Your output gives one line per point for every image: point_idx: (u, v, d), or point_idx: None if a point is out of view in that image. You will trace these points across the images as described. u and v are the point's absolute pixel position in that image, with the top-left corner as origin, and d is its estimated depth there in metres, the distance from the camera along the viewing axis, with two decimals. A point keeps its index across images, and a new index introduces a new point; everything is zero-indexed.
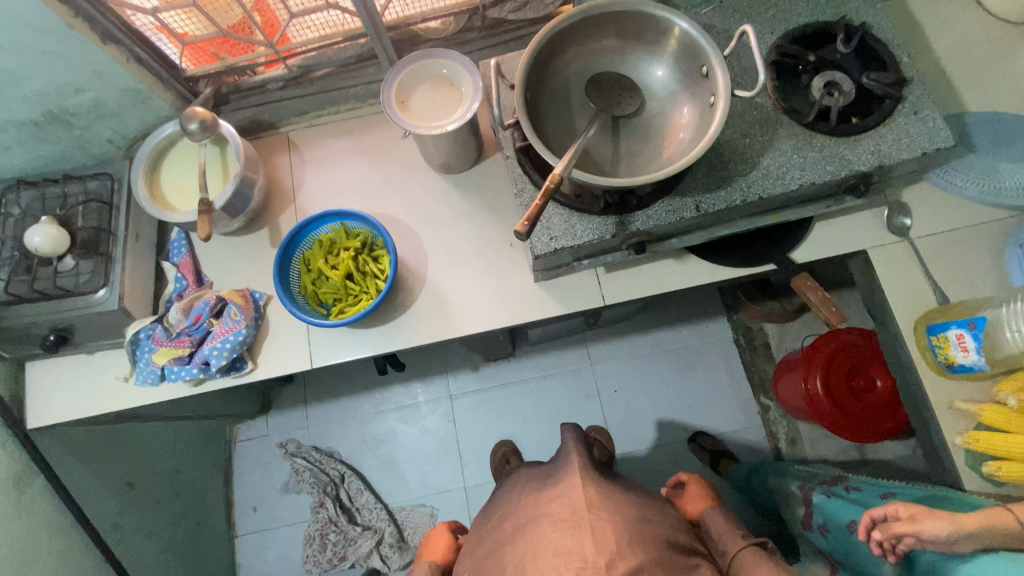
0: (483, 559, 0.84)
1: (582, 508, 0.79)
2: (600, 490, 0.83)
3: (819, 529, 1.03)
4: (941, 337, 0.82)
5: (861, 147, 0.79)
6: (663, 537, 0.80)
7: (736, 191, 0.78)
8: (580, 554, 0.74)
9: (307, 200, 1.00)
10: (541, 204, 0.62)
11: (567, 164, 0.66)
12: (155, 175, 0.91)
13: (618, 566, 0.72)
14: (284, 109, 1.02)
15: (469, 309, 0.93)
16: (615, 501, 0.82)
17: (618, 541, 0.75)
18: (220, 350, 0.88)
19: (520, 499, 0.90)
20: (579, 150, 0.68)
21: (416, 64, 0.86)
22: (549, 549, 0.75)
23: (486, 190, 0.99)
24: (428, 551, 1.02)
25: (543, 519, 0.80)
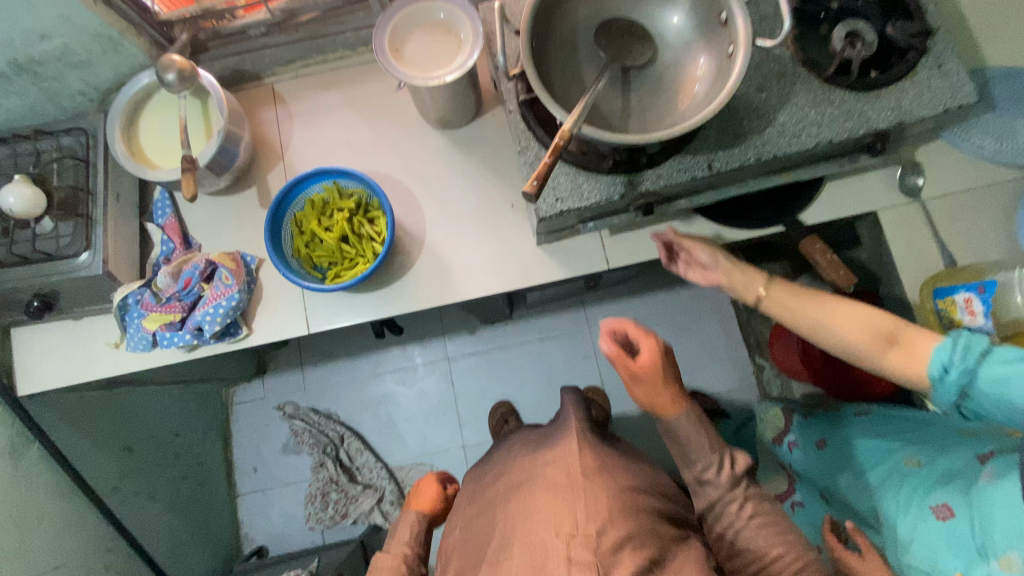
0: (474, 517, 0.84)
1: (576, 473, 0.77)
2: (597, 456, 0.82)
3: (789, 445, 1.09)
4: (947, 302, 0.81)
5: (882, 102, 0.75)
6: (653, 506, 0.79)
7: (750, 149, 0.75)
8: (571, 519, 0.71)
9: (296, 157, 0.95)
10: (550, 163, 0.59)
11: (576, 119, 0.63)
12: (133, 130, 0.86)
13: (610, 534, 0.70)
14: (267, 58, 0.95)
15: (469, 272, 0.91)
16: (608, 467, 0.81)
17: (609, 508, 0.73)
18: (213, 316, 0.85)
19: (518, 459, 0.90)
20: (587, 105, 0.65)
21: (412, 8, 0.80)
22: (539, 515, 0.73)
23: (486, 147, 0.94)
24: (413, 500, 0.98)
25: (538, 482, 0.79)
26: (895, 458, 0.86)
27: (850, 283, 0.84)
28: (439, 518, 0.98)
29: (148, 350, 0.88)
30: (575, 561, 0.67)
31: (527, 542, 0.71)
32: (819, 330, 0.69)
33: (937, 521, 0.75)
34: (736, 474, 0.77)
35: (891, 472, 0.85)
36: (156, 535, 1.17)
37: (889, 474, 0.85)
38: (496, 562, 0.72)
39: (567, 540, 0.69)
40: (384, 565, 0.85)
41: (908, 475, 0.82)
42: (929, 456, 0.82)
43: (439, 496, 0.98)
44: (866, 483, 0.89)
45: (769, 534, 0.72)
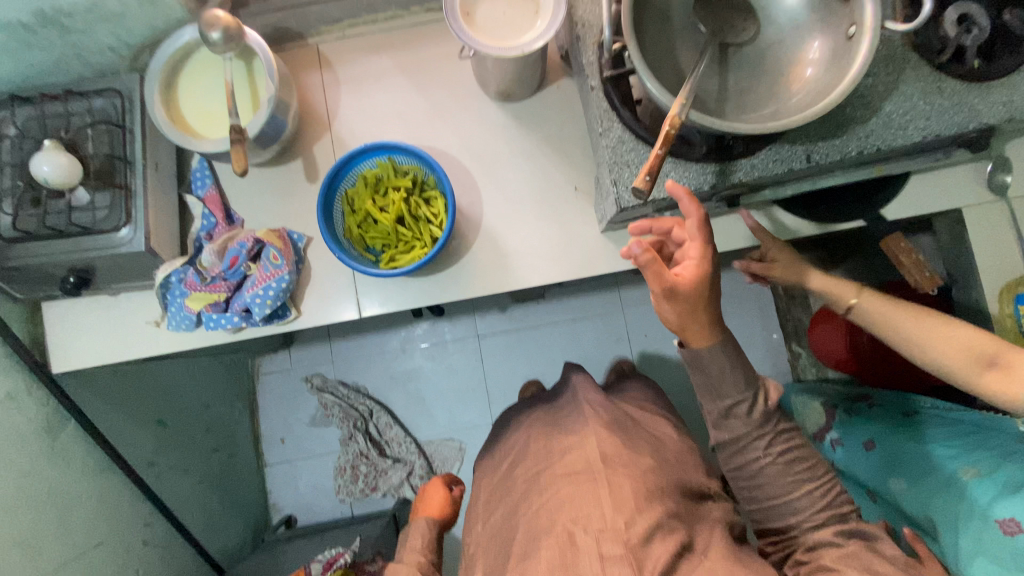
0: (503, 511, 0.83)
1: (598, 463, 0.76)
2: (617, 443, 0.81)
3: (831, 442, 1.11)
4: None
5: (993, 96, 0.70)
6: (676, 488, 0.77)
7: (852, 140, 0.69)
8: (598, 512, 0.70)
9: (344, 128, 0.89)
10: (661, 154, 0.53)
11: (684, 104, 0.57)
12: (172, 95, 0.79)
13: (640, 524, 0.68)
14: (313, 15, 0.87)
15: (528, 259, 0.87)
16: (629, 453, 0.79)
17: (635, 496, 0.71)
18: (262, 299, 0.81)
19: (532, 447, 0.89)
20: (692, 88, 0.59)
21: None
22: (563, 509, 0.72)
23: (549, 123, 0.88)
24: (422, 507, 0.97)
25: (560, 474, 0.78)
26: (951, 468, 0.84)
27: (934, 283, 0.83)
28: (447, 523, 0.97)
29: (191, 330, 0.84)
30: (607, 555, 0.65)
31: (553, 535, 0.69)
32: (914, 346, 0.70)
33: (1002, 536, 0.74)
34: (768, 409, 0.72)
35: (946, 483, 0.83)
36: (190, 507, 1.17)
37: (941, 486, 0.84)
38: (523, 557, 0.71)
39: (596, 535, 0.67)
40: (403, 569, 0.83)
41: (968, 487, 0.80)
42: (990, 471, 0.79)
43: (447, 502, 0.99)
44: (917, 490, 0.88)
45: (792, 478, 0.71)
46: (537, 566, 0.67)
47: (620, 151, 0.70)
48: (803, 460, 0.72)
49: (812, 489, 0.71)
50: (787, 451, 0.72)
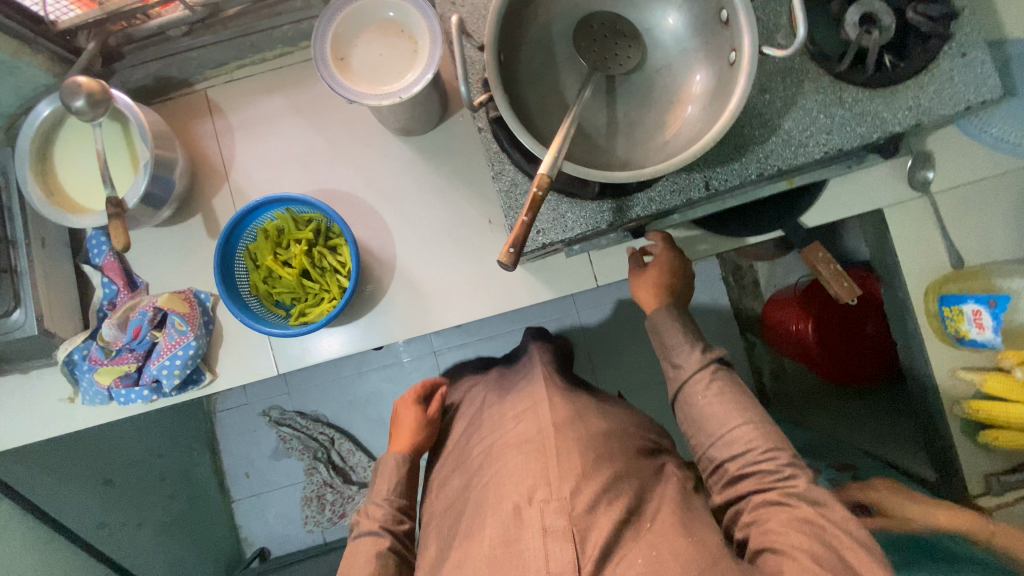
0: (456, 494, 0.76)
1: (551, 427, 0.71)
2: (567, 405, 0.77)
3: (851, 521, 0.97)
4: (955, 310, 0.79)
5: (899, 101, 0.67)
6: (630, 449, 0.73)
7: (752, 163, 0.67)
8: (545, 480, 0.65)
9: (242, 177, 0.84)
10: (528, 221, 0.51)
11: (553, 160, 0.54)
12: (49, 165, 0.75)
13: (585, 493, 0.63)
14: (195, 62, 0.82)
15: (447, 297, 0.84)
16: (580, 416, 0.76)
17: (584, 463, 0.66)
18: (170, 369, 0.78)
19: (484, 414, 0.84)
20: (566, 136, 0.56)
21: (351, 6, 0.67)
22: (508, 478, 0.67)
23: (456, 154, 0.84)
24: (392, 439, 0.88)
25: (511, 439, 0.72)
26: None
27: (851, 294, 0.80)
28: (425, 446, 0.88)
29: (105, 404, 0.82)
30: (550, 529, 0.59)
31: (497, 511, 0.64)
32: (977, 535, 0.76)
33: None
34: (707, 358, 0.72)
35: None
36: (148, 561, 1.16)
37: None
38: (468, 537, 0.65)
39: (540, 508, 0.62)
40: (371, 526, 0.76)
41: None
42: None
43: (421, 423, 0.90)
44: None
45: (731, 427, 0.67)
46: (480, 545, 0.62)
47: (514, 195, 0.68)
48: (743, 402, 0.68)
49: (752, 431, 0.66)
50: (727, 396, 0.69)
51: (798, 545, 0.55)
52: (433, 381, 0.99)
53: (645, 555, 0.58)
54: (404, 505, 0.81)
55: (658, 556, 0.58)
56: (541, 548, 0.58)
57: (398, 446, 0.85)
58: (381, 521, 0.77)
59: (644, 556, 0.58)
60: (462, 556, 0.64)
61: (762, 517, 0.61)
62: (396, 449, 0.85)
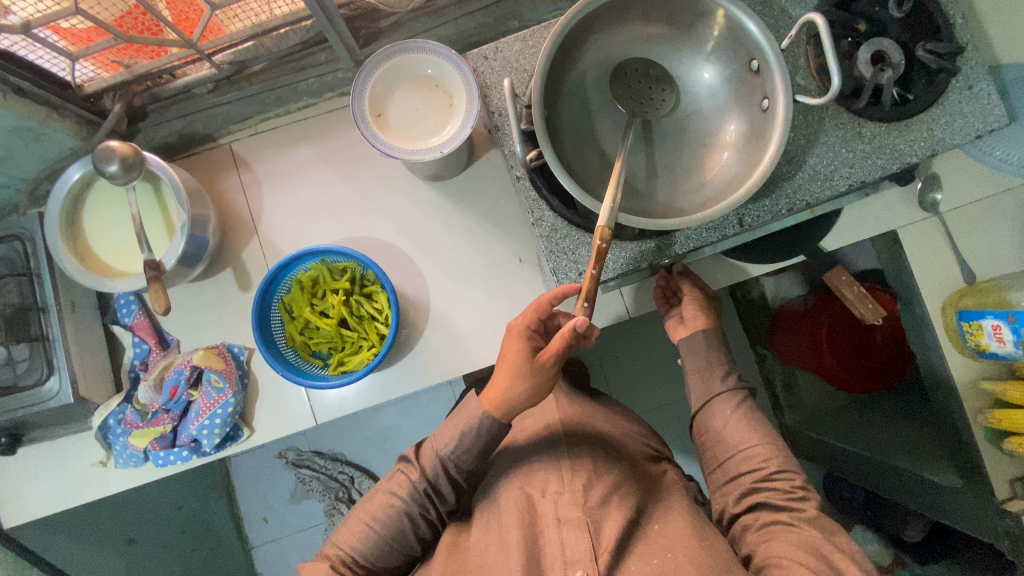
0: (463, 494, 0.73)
1: (557, 425, 0.69)
2: (575, 406, 0.74)
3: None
4: (975, 326, 0.82)
5: (913, 133, 0.70)
6: (631, 453, 0.69)
7: (782, 199, 0.70)
8: (557, 475, 0.62)
9: (271, 229, 0.84)
10: (595, 276, 0.56)
11: (612, 212, 0.55)
12: (77, 230, 0.74)
13: (595, 490, 0.60)
14: (220, 117, 0.83)
15: (482, 337, 0.84)
16: (588, 418, 0.72)
17: (595, 462, 0.64)
18: (210, 429, 0.77)
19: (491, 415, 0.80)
20: (620, 186, 0.57)
21: (388, 63, 0.69)
22: (519, 474, 0.65)
23: (484, 197, 0.86)
24: (494, 383, 0.62)
25: (518, 439, 0.71)
26: None
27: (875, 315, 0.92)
28: (529, 401, 0.61)
29: (140, 467, 0.80)
30: (564, 519, 0.57)
31: (508, 498, 0.62)
32: None
33: None
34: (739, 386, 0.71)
35: None
36: None
37: None
38: (484, 526, 0.61)
39: (553, 499, 0.59)
40: (405, 479, 0.64)
41: None
42: None
43: (526, 372, 0.60)
44: None
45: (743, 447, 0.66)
46: (498, 532, 0.59)
47: (554, 239, 0.69)
48: (766, 429, 0.67)
49: (764, 449, 0.65)
50: (747, 418, 0.68)
51: (796, 558, 0.53)
52: (556, 298, 0.64)
53: (660, 556, 0.55)
54: (464, 470, 0.64)
55: (675, 559, 0.55)
56: (556, 539, 0.56)
57: (490, 402, 0.61)
58: (423, 481, 0.64)
59: (659, 557, 0.55)
60: (477, 543, 0.60)
61: (767, 535, 0.58)
62: (484, 403, 0.62)
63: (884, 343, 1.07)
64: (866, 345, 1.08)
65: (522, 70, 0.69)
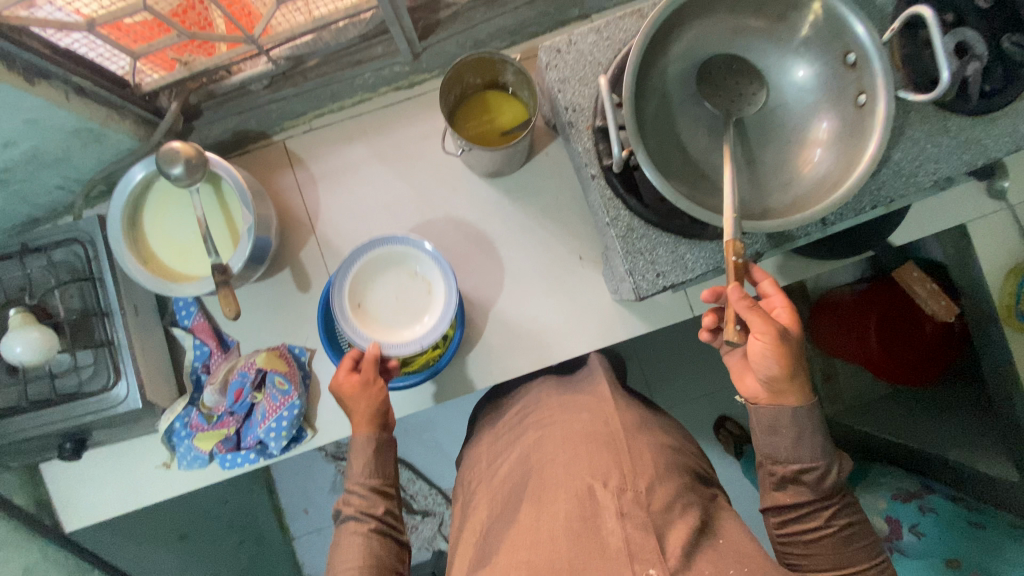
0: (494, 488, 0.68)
1: (616, 424, 0.67)
2: (632, 411, 0.72)
3: (916, 505, 0.99)
4: None
5: (1000, 127, 0.68)
6: (687, 466, 0.67)
7: (865, 196, 0.68)
8: (614, 471, 0.60)
9: (329, 228, 0.82)
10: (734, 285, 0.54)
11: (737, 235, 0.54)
12: (138, 232, 0.73)
13: (658, 492, 0.58)
14: (274, 113, 0.81)
15: (544, 336, 0.82)
16: (646, 424, 0.71)
17: (653, 466, 0.62)
18: (277, 431, 0.77)
19: (536, 400, 0.79)
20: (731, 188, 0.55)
21: (376, 252, 0.73)
22: (577, 461, 0.62)
23: (544, 193, 0.84)
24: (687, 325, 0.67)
25: (572, 430, 0.67)
26: None
27: (951, 312, 0.98)
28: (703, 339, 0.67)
29: (205, 470, 0.80)
30: (626, 514, 0.54)
31: (568, 486, 0.59)
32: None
33: None
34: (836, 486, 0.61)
35: None
36: None
37: None
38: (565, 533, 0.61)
39: (615, 492, 0.57)
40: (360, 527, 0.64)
41: None
42: None
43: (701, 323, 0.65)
44: None
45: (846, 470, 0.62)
46: (550, 517, 0.57)
47: (631, 239, 0.67)
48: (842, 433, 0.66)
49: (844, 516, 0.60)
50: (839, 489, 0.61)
51: None
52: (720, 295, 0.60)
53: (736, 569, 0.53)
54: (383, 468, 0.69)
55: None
56: (619, 531, 0.53)
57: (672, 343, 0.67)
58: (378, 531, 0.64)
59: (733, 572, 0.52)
60: (527, 522, 0.59)
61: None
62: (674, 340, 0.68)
63: (935, 335, 1.04)
64: (917, 336, 1.05)
65: (596, 65, 0.67)
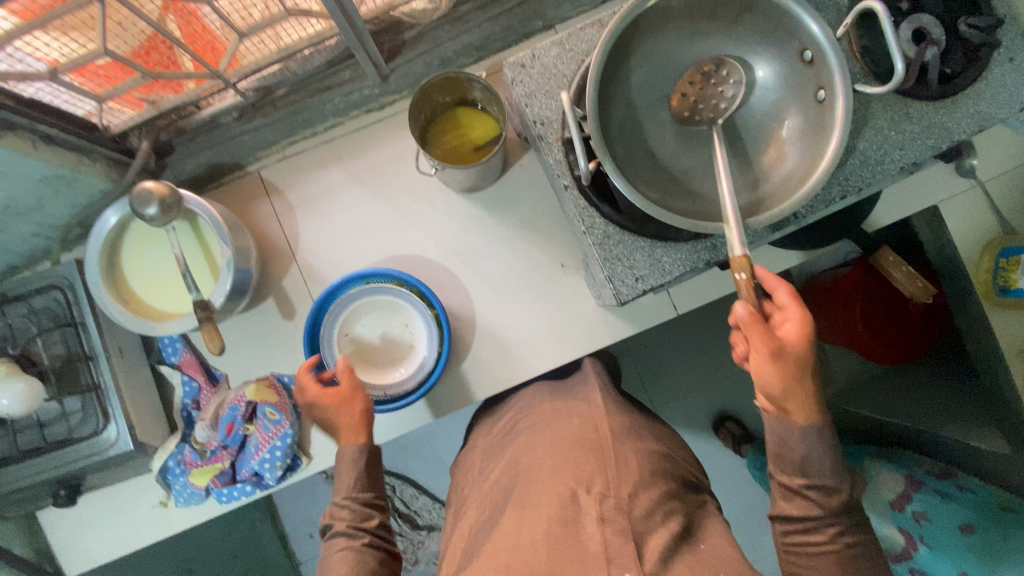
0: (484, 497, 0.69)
1: (604, 430, 0.67)
2: (620, 415, 0.73)
3: (912, 514, 1.02)
4: (1011, 260, 0.83)
5: (961, 110, 0.69)
6: (676, 469, 0.68)
7: (833, 187, 0.69)
8: (600, 477, 0.60)
9: (309, 254, 0.83)
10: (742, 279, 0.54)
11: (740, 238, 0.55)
12: (117, 274, 0.73)
13: (642, 498, 0.59)
14: (247, 144, 0.81)
15: (531, 347, 0.83)
16: (635, 428, 0.71)
17: (640, 470, 0.63)
18: (271, 461, 0.77)
19: (524, 408, 0.79)
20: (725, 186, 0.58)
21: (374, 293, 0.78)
22: (562, 468, 0.62)
23: (521, 204, 0.84)
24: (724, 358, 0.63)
25: (559, 435, 0.68)
26: None
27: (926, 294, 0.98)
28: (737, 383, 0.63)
29: (202, 505, 0.80)
30: (607, 520, 0.56)
31: (552, 492, 0.60)
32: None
33: None
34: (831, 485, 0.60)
35: None
36: None
37: None
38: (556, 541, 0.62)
39: (598, 498, 0.58)
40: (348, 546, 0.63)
41: None
42: None
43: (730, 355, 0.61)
44: None
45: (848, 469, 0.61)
46: (533, 522, 0.58)
47: (608, 246, 0.68)
48: None
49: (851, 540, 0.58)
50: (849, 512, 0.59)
51: None
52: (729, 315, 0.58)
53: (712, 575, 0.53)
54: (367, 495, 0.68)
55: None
56: (599, 536, 0.54)
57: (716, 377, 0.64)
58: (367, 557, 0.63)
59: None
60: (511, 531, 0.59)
61: None
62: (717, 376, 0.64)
63: (918, 314, 1.05)
64: (901, 316, 1.06)
65: (560, 77, 0.68)
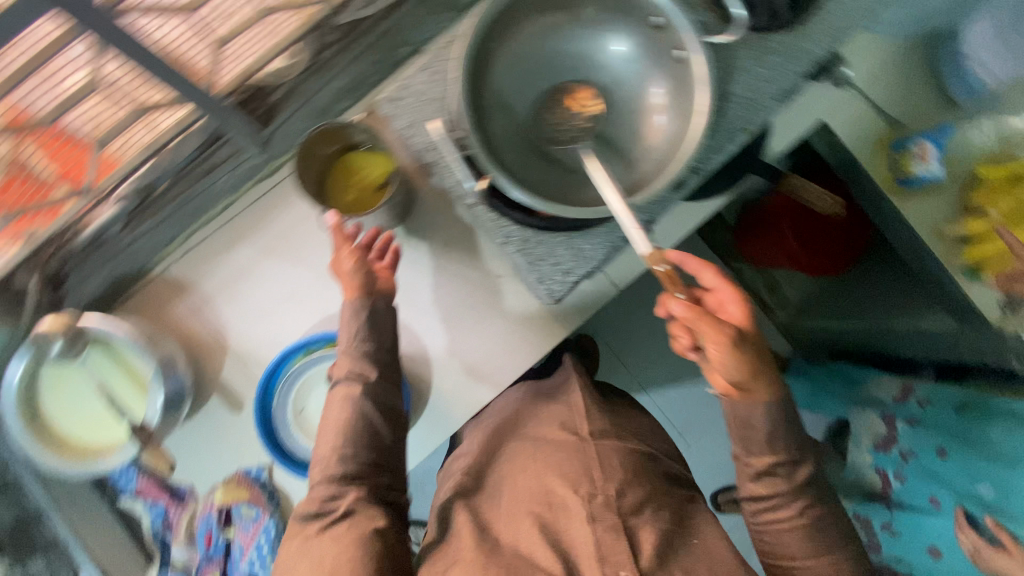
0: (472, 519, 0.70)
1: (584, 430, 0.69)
2: (602, 415, 0.74)
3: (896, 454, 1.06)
4: (902, 152, 0.86)
5: (816, 31, 0.72)
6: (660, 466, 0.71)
7: (718, 135, 0.72)
8: (584, 475, 0.62)
9: (243, 340, 0.80)
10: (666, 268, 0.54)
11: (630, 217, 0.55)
12: (43, 424, 0.68)
13: (629, 494, 0.61)
14: (144, 249, 0.77)
15: (489, 366, 0.82)
16: (617, 422, 0.74)
17: (623, 465, 0.65)
18: (260, 559, 0.79)
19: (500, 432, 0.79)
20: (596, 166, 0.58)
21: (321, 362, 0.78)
22: (545, 474, 0.64)
23: (439, 230, 0.81)
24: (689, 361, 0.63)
25: (543, 443, 0.70)
26: None
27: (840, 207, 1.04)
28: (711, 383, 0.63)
29: None
30: (597, 517, 0.58)
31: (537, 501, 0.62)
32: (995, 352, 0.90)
33: None
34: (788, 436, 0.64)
35: None
36: None
37: None
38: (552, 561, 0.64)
39: (585, 496, 0.60)
40: None
41: None
42: None
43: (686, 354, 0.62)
44: None
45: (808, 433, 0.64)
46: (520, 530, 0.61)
47: (529, 250, 0.69)
48: None
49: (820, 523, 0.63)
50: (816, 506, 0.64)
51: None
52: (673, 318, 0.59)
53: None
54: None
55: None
56: (589, 536, 0.57)
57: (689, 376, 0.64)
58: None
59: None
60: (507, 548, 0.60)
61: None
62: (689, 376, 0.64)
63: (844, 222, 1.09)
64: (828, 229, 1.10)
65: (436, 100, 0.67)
